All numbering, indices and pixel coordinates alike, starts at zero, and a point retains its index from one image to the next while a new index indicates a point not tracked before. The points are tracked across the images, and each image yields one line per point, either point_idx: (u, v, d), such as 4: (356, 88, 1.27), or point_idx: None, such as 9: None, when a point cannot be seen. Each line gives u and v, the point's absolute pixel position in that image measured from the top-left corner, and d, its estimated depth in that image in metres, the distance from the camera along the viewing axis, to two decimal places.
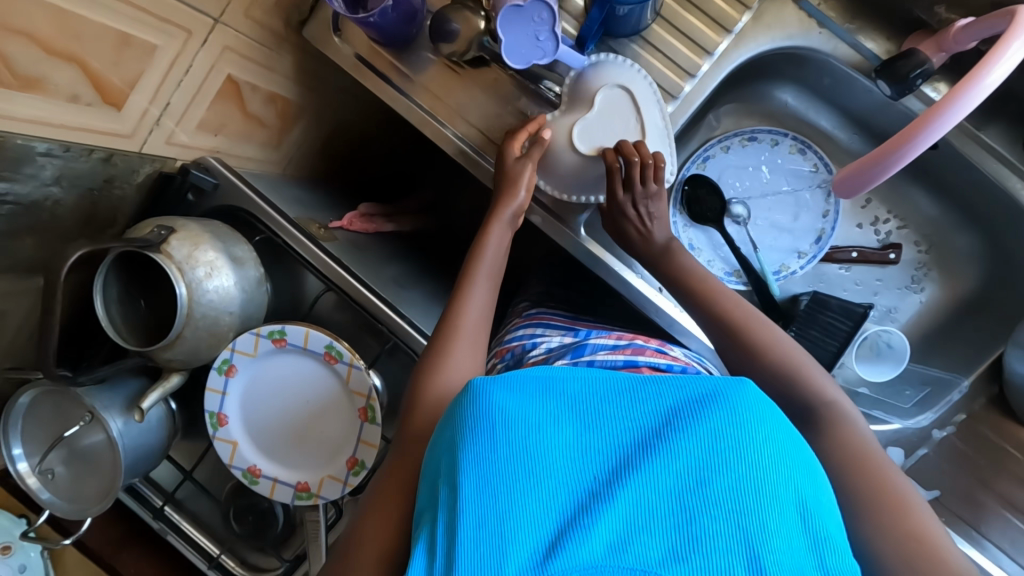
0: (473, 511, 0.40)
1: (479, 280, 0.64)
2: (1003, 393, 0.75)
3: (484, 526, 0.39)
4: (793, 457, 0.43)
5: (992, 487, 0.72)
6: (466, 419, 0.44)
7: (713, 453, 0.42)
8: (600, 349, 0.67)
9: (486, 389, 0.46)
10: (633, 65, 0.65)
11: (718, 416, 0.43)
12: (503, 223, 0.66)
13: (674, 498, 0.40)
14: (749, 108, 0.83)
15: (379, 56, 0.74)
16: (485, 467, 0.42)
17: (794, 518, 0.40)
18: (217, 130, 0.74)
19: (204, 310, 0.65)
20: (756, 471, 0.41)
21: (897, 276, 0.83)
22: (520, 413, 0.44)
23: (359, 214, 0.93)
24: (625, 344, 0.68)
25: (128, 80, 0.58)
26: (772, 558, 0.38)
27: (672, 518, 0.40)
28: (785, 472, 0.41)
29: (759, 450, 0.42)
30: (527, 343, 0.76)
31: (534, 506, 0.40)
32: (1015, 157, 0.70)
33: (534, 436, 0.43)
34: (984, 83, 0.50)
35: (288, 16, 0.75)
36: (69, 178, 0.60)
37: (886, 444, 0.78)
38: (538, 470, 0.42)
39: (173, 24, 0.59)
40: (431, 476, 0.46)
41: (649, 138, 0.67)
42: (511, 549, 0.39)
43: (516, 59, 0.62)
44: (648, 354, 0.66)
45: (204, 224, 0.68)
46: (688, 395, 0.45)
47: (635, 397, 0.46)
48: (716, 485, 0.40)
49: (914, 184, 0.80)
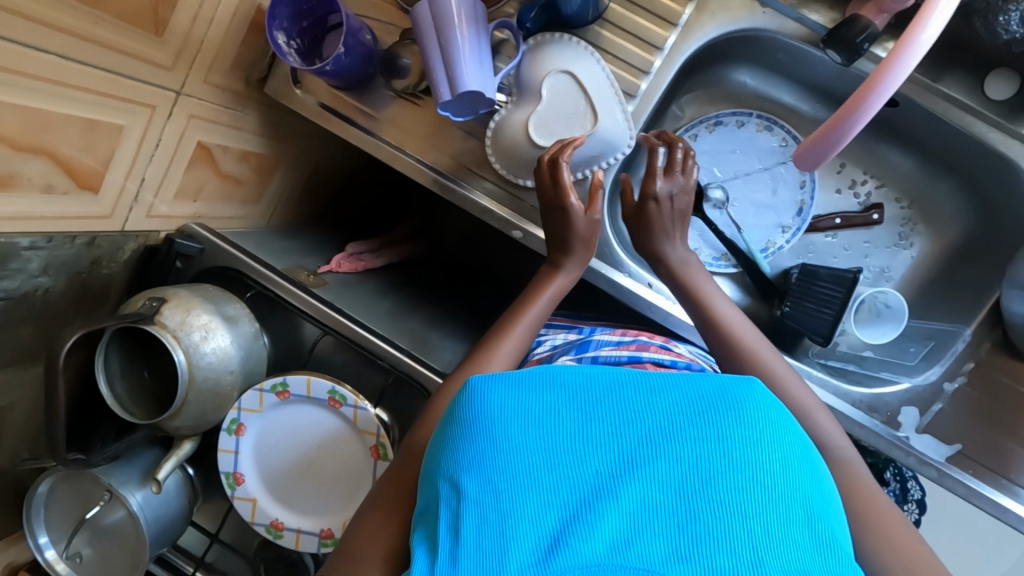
0: (475, 509, 0.41)
1: (519, 339, 0.65)
2: (1007, 335, 0.70)
3: (485, 526, 0.40)
4: (795, 456, 0.42)
5: (1013, 432, 0.69)
6: (469, 416, 0.44)
7: (716, 450, 0.42)
8: (603, 345, 0.68)
9: (487, 388, 0.46)
10: (578, 45, 0.66)
11: (720, 413, 0.43)
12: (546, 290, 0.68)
13: (676, 497, 0.40)
14: (711, 94, 0.83)
15: (341, 100, 0.75)
16: (487, 467, 0.42)
17: (797, 516, 0.40)
18: (195, 195, 0.76)
19: (205, 373, 0.66)
20: (759, 469, 0.41)
21: (885, 235, 0.82)
22: (520, 410, 0.44)
23: (346, 254, 0.94)
24: (630, 340, 0.69)
25: (101, 162, 0.60)
26: (773, 561, 0.38)
27: (675, 515, 0.40)
28: (786, 473, 0.41)
29: (762, 448, 0.42)
30: (536, 345, 0.77)
31: (535, 502, 0.41)
32: (976, 101, 0.66)
33: (536, 434, 0.43)
34: (923, 37, 0.50)
35: (248, 76, 0.75)
36: (55, 266, 0.62)
37: (899, 404, 0.71)
38: (539, 469, 0.42)
39: (138, 103, 0.60)
40: (430, 475, 0.46)
41: (602, 109, 0.67)
42: (512, 546, 0.39)
43: (462, 117, 0.68)
44: (652, 349, 0.67)
45: (194, 290, 0.70)
46: (687, 389, 0.45)
47: (637, 390, 0.45)
48: (718, 481, 0.41)
49: (887, 142, 0.79)
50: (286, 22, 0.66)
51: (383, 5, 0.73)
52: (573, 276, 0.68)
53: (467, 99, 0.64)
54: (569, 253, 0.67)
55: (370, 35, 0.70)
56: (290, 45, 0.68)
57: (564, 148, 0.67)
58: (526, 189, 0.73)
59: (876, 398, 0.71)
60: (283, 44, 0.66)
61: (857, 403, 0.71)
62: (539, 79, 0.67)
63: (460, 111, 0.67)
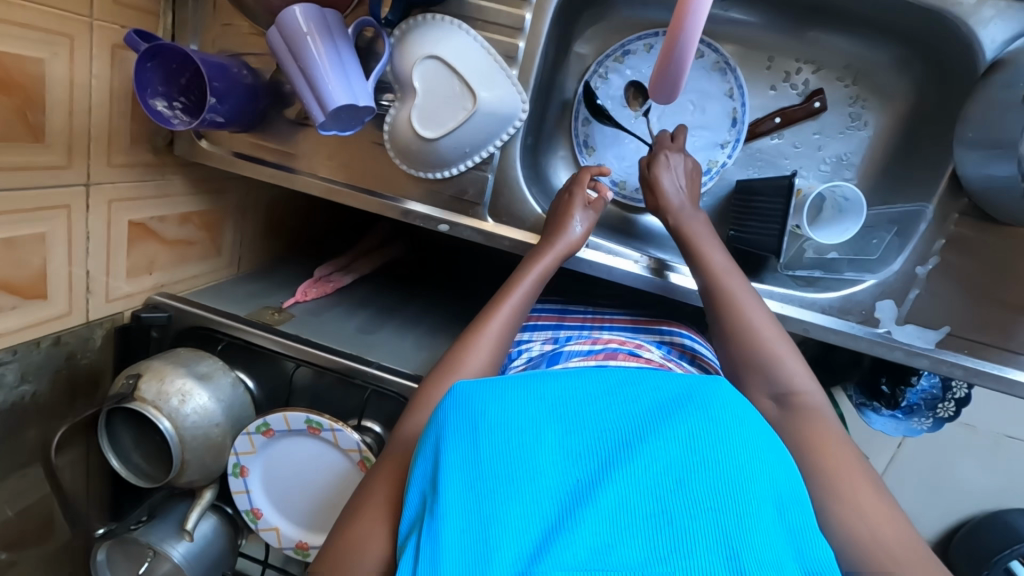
0: (456, 519, 0.40)
1: (501, 335, 0.63)
2: (974, 202, 0.62)
3: (467, 537, 0.39)
4: (769, 451, 0.42)
5: (1009, 302, 0.63)
6: (452, 427, 0.44)
7: (689, 450, 0.41)
8: (573, 356, 0.66)
9: (469, 398, 0.46)
10: (442, 21, 0.64)
11: (694, 416, 0.43)
12: (522, 285, 0.66)
13: (653, 500, 0.39)
14: (611, 25, 0.78)
15: (247, 142, 0.76)
16: (467, 476, 0.41)
17: (771, 514, 0.39)
18: (149, 268, 0.80)
19: (192, 431, 0.72)
20: (733, 471, 0.40)
21: (834, 121, 0.75)
22: (501, 419, 0.44)
23: (312, 281, 0.95)
24: (599, 349, 0.67)
25: (35, 270, 0.64)
26: (750, 559, 0.37)
27: (655, 519, 0.38)
28: (759, 472, 0.40)
29: (737, 447, 0.41)
30: (515, 356, 0.75)
31: (517, 511, 0.40)
32: None
33: (515, 443, 0.42)
34: None
35: (155, 144, 0.75)
36: (32, 371, 0.68)
37: (872, 301, 0.66)
38: (519, 477, 0.41)
39: (49, 208, 0.63)
40: (416, 491, 0.45)
41: (481, 83, 0.64)
42: (496, 554, 0.38)
43: (350, 130, 0.67)
44: (620, 356, 0.65)
45: (166, 357, 0.75)
46: (660, 394, 0.45)
47: (611, 396, 0.45)
48: (694, 482, 0.39)
49: (811, 22, 0.72)
50: (160, 86, 0.67)
51: (254, 37, 0.71)
52: (571, 249, 0.67)
53: (345, 112, 0.63)
54: (565, 229, 0.67)
55: (247, 70, 0.69)
56: (173, 107, 0.68)
57: (454, 133, 0.65)
58: (435, 180, 0.71)
59: (847, 299, 0.67)
60: (164, 109, 0.67)
61: (828, 309, 0.68)
62: (409, 69, 0.64)
63: (345, 125, 0.66)
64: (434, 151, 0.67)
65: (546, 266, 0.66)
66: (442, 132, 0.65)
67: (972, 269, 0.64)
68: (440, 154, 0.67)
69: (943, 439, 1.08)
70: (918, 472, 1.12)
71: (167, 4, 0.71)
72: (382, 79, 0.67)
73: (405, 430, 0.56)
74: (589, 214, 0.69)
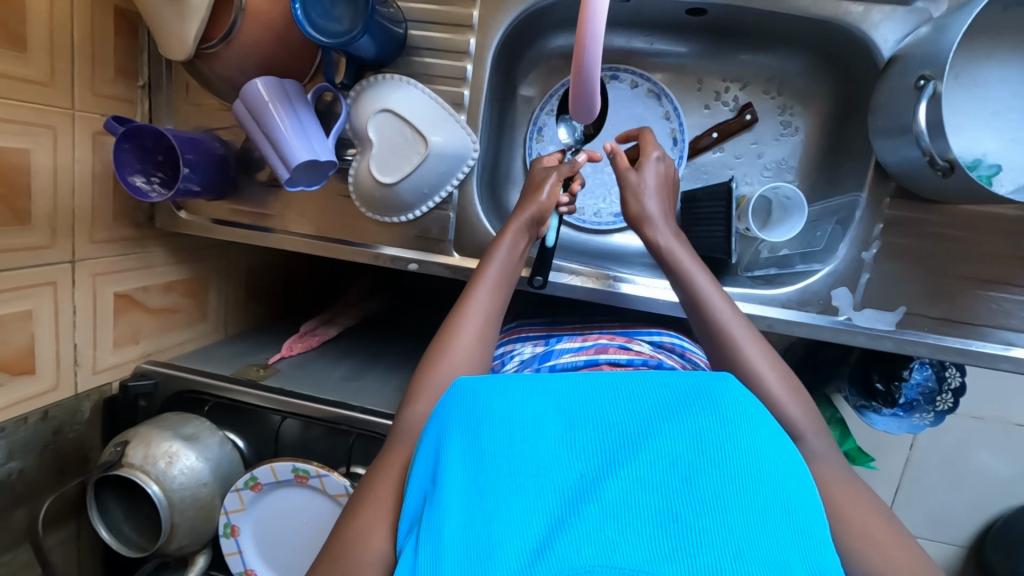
0: (458, 515, 0.38)
1: (475, 347, 0.60)
2: (901, 184, 0.65)
3: (468, 533, 0.37)
4: (779, 451, 0.40)
5: (956, 275, 0.66)
6: (459, 425, 0.44)
7: (697, 444, 0.39)
8: (563, 351, 0.65)
9: (475, 396, 0.45)
10: (392, 78, 0.70)
11: (702, 412, 0.41)
12: (495, 258, 0.65)
13: (659, 495, 0.37)
14: (550, 67, 0.85)
15: (224, 208, 0.81)
16: (471, 471, 0.40)
17: (781, 516, 0.36)
18: (135, 338, 0.82)
19: (180, 492, 0.72)
20: (739, 470, 0.38)
21: (767, 129, 0.80)
22: (505, 417, 0.43)
23: (296, 337, 0.97)
24: (590, 344, 0.66)
25: (22, 346, 0.67)
26: (758, 558, 0.34)
27: (661, 516, 0.36)
28: (769, 469, 0.38)
29: (747, 448, 0.39)
30: (506, 362, 0.72)
31: (521, 505, 0.37)
32: None
33: (520, 437, 0.41)
34: None
35: (137, 219, 0.80)
36: (20, 448, 0.69)
37: (827, 290, 0.69)
38: (524, 471, 0.39)
39: (35, 285, 0.67)
40: (417, 489, 0.44)
41: (430, 130, 0.69)
42: (497, 549, 0.35)
43: (316, 184, 0.72)
44: (611, 350, 0.64)
45: (153, 422, 0.76)
46: (666, 393, 0.43)
47: (616, 394, 0.44)
48: (700, 479, 0.37)
49: (731, 45, 0.78)
50: (138, 164, 0.72)
51: (223, 113, 0.78)
52: (542, 212, 0.67)
53: (304, 170, 0.68)
54: (535, 193, 0.69)
55: (218, 142, 0.75)
56: (151, 181, 0.74)
57: (410, 177, 0.70)
58: (402, 225, 0.75)
59: (804, 291, 0.70)
60: (143, 183, 0.72)
61: (787, 303, 0.70)
62: (364, 123, 0.70)
63: (308, 179, 0.71)
64: (395, 195, 0.71)
65: (512, 247, 0.66)
66: (399, 177, 0.70)
67: (915, 247, 0.66)
68: (400, 195, 0.71)
69: (946, 430, 1.07)
70: (938, 469, 1.09)
71: (143, 91, 0.78)
72: (345, 133, 0.73)
73: (386, 455, 0.54)
74: (556, 181, 0.69)
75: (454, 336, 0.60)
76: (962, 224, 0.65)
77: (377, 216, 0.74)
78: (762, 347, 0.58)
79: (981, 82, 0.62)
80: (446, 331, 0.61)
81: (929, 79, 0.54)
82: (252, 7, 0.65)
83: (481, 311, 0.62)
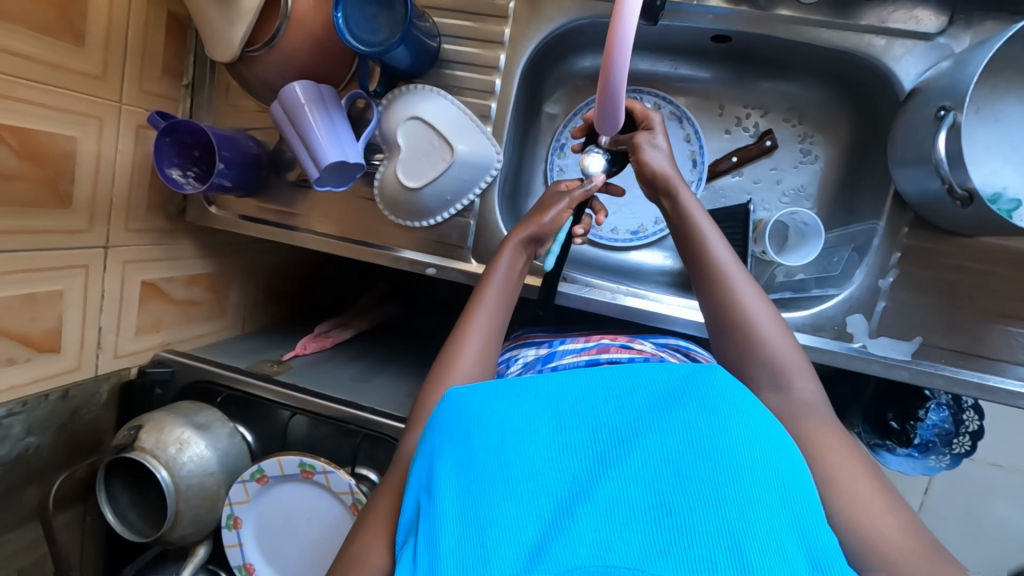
0: (451, 525, 0.37)
1: (489, 350, 0.61)
2: (920, 214, 0.66)
3: (463, 542, 0.36)
4: (774, 442, 0.38)
5: (975, 309, 0.65)
6: (447, 433, 0.43)
7: (687, 439, 0.38)
8: (566, 353, 0.63)
9: (462, 403, 0.44)
10: (426, 88, 0.72)
11: (691, 406, 0.40)
12: (495, 273, 0.64)
13: (652, 492, 0.35)
14: (575, 87, 0.88)
15: (252, 206, 0.83)
16: (462, 478, 0.39)
17: (777, 506, 0.35)
18: (157, 327, 0.84)
19: (188, 480, 0.73)
20: (735, 463, 0.36)
21: (787, 156, 0.81)
22: (493, 422, 0.42)
23: (311, 336, 0.98)
24: (592, 344, 0.64)
25: (51, 325, 0.69)
26: (760, 553, 0.32)
27: (656, 513, 0.35)
28: (762, 457, 0.37)
29: (740, 439, 0.38)
30: (509, 365, 0.69)
31: (513, 510, 0.36)
32: (795, 10, 0.67)
33: (509, 443, 0.40)
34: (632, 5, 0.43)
35: (169, 211, 0.83)
36: (38, 424, 0.71)
37: (842, 316, 0.69)
38: (514, 475, 0.38)
39: (70, 267, 0.69)
40: (411, 499, 0.43)
41: (457, 138, 0.72)
42: (492, 558, 0.34)
43: (343, 185, 0.74)
44: (613, 350, 0.62)
45: (168, 409, 0.78)
46: (654, 389, 0.43)
47: (606, 394, 0.43)
48: (694, 474, 0.36)
49: (754, 72, 0.80)
50: (175, 158, 0.76)
51: (259, 114, 0.81)
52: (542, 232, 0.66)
53: (333, 169, 0.71)
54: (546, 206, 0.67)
55: (252, 142, 0.78)
56: (187, 176, 0.77)
57: (435, 182, 0.72)
58: (423, 229, 0.77)
59: (819, 315, 0.69)
60: (179, 177, 0.75)
61: (801, 327, 0.70)
62: (393, 128, 0.73)
63: (336, 180, 0.73)
64: (419, 200, 0.73)
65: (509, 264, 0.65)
66: (423, 183, 0.72)
67: (933, 278, 0.66)
68: (422, 200, 0.73)
69: (962, 475, 1.04)
70: (956, 516, 1.05)
71: (186, 90, 0.81)
72: (374, 137, 0.75)
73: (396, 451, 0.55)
74: (566, 207, 0.67)
75: (462, 331, 0.61)
76: (981, 257, 0.65)
77: (400, 219, 0.76)
78: (805, 366, 0.54)
79: (1002, 116, 0.62)
80: (456, 335, 0.61)
81: (950, 109, 0.55)
82: (296, 14, 0.69)
83: (488, 307, 0.62)
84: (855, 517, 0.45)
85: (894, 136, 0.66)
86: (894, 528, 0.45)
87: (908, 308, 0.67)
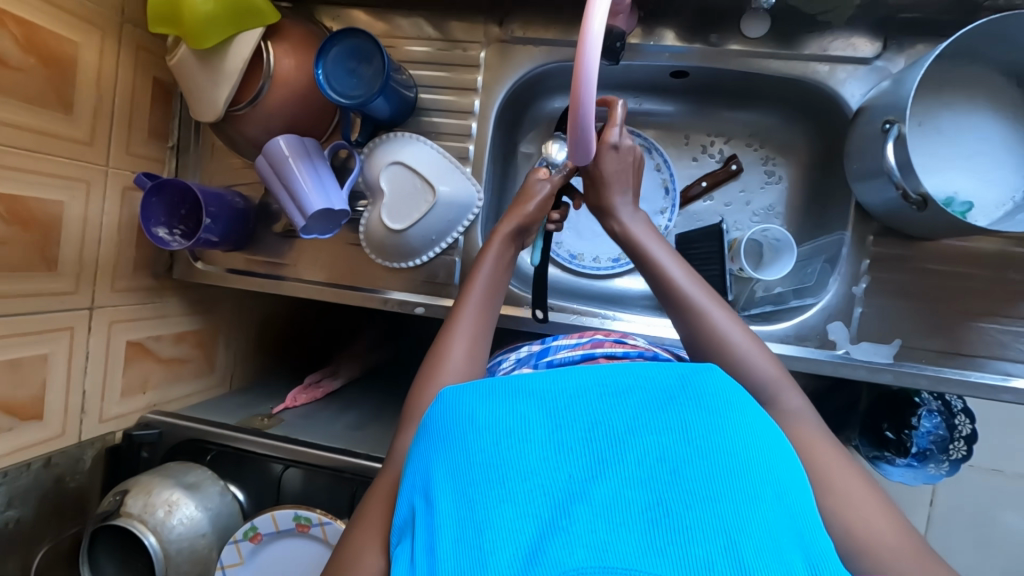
0: (449, 527, 0.36)
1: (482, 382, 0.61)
2: (883, 223, 0.69)
3: (461, 544, 0.35)
4: (767, 441, 0.39)
5: (945, 309, 0.68)
6: (444, 432, 0.42)
7: (683, 438, 0.38)
8: (561, 348, 0.64)
9: (459, 401, 0.43)
10: (407, 135, 0.76)
11: (686, 406, 0.40)
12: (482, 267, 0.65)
13: (649, 491, 0.36)
14: (548, 127, 0.92)
15: (239, 258, 0.84)
16: (458, 481, 0.38)
17: (772, 502, 0.35)
18: (143, 388, 0.83)
19: (177, 544, 0.70)
20: (729, 462, 0.37)
21: (753, 178, 0.85)
22: (490, 420, 0.41)
23: (301, 387, 0.97)
24: (586, 340, 0.66)
25: (34, 390, 0.68)
26: (755, 550, 0.33)
27: (653, 513, 0.35)
28: (758, 457, 0.37)
29: (734, 438, 0.38)
30: (502, 362, 0.70)
31: (511, 510, 0.36)
32: (740, 44, 0.72)
33: (506, 442, 0.39)
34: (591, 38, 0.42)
35: (155, 270, 0.83)
36: (19, 495, 0.68)
37: (823, 325, 0.71)
38: (512, 475, 0.37)
39: (55, 330, 0.69)
40: (406, 501, 0.42)
41: (439, 180, 0.74)
42: (490, 559, 0.34)
43: (328, 232, 0.76)
44: (607, 345, 0.64)
45: (156, 471, 0.75)
46: (650, 387, 0.43)
47: (602, 392, 0.43)
48: (690, 472, 0.36)
49: (715, 104, 0.85)
50: (163, 218, 0.77)
51: (245, 170, 0.84)
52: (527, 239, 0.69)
53: (320, 217, 0.72)
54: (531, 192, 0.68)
55: (238, 197, 0.80)
56: (173, 233, 0.78)
57: (419, 223, 0.74)
58: (409, 270, 0.79)
59: (801, 326, 0.71)
60: (166, 235, 0.76)
61: (786, 338, 0.71)
62: (376, 175, 0.76)
63: (322, 228, 0.75)
64: (403, 242, 0.75)
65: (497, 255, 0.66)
66: (406, 226, 0.74)
67: (903, 283, 0.69)
68: (406, 242, 0.75)
69: (963, 482, 1.04)
70: (966, 525, 1.04)
71: (172, 152, 0.84)
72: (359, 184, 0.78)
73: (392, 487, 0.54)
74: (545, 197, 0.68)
75: (454, 329, 0.61)
76: (945, 259, 0.68)
77: (384, 260, 0.78)
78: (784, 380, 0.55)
79: (944, 129, 0.67)
80: (447, 332, 0.61)
81: (893, 123, 0.60)
82: (280, 75, 0.73)
83: (482, 313, 0.63)
84: (852, 519, 0.46)
85: (848, 152, 0.70)
86: (890, 529, 0.46)
87: (885, 312, 0.69)
